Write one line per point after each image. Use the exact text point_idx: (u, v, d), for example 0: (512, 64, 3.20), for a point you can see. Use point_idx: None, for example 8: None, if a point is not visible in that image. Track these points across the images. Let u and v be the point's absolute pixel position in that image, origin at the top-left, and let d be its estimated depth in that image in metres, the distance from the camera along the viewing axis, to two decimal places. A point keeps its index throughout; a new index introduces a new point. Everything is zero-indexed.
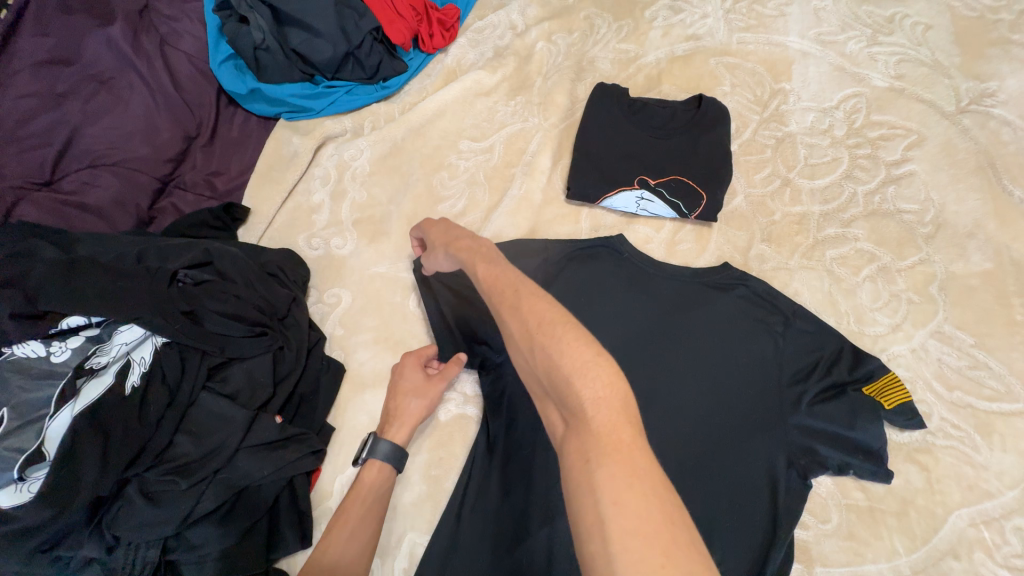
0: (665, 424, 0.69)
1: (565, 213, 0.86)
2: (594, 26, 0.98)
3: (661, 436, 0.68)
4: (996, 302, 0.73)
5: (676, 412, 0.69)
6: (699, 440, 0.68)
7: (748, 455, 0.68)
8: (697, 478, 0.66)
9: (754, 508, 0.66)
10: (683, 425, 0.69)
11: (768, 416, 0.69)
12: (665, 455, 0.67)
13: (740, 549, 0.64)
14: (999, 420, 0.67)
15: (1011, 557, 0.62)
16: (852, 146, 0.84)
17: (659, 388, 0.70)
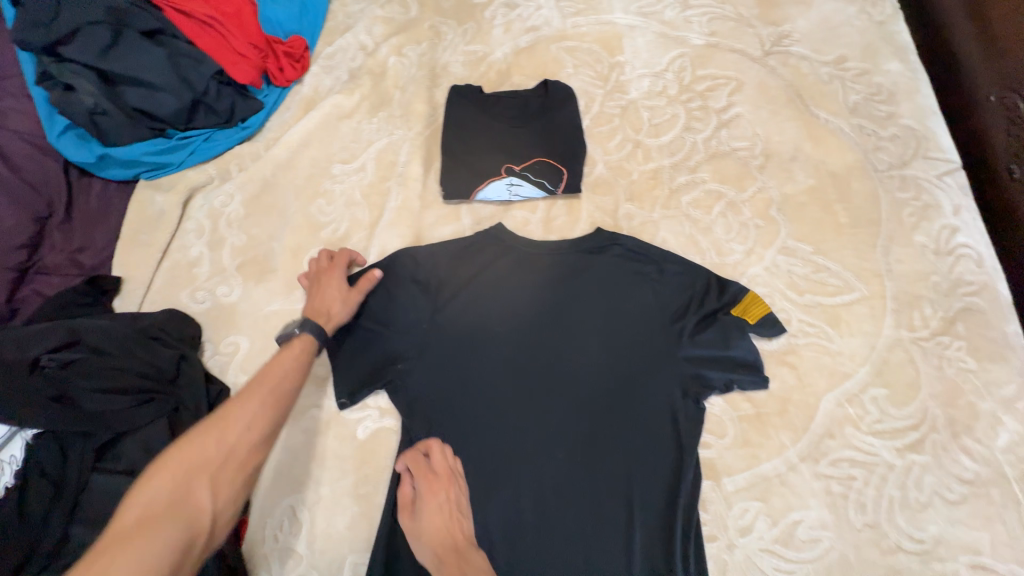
0: (566, 389, 0.74)
1: (446, 214, 0.88)
2: (440, 33, 1.03)
3: (566, 401, 0.73)
4: (823, 210, 0.83)
5: (577, 375, 0.75)
6: (598, 395, 0.74)
7: (648, 396, 0.73)
8: (604, 429, 0.72)
9: (662, 443, 0.71)
10: (583, 385, 0.74)
11: (659, 356, 0.75)
12: (572, 416, 0.73)
13: (655, 482, 0.70)
14: (844, 311, 0.77)
15: (874, 424, 0.71)
16: (685, 101, 0.93)
17: (559, 357, 0.76)
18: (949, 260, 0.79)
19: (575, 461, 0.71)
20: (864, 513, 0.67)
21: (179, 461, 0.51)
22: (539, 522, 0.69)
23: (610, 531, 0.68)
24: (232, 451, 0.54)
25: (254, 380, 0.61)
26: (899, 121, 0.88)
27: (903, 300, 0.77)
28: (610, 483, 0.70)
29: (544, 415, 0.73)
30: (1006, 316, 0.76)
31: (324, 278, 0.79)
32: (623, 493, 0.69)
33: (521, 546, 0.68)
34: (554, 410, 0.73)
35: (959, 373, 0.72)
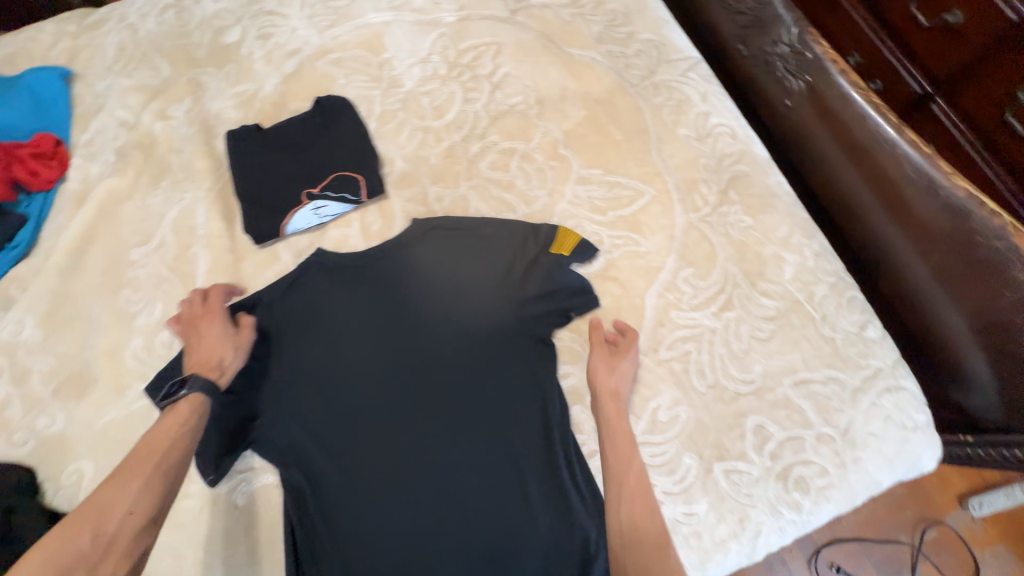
0: (427, 377, 0.76)
1: (264, 258, 0.86)
2: (202, 83, 0.99)
3: (433, 391, 0.76)
4: (600, 134, 0.91)
5: (435, 363, 0.77)
6: (460, 372, 0.76)
7: (502, 353, 0.77)
8: (474, 402, 0.75)
9: (526, 389, 0.76)
10: (444, 369, 0.76)
11: (501, 314, 0.79)
12: (442, 403, 0.75)
13: (530, 426, 0.74)
14: (641, 215, 0.86)
15: (691, 300, 0.80)
16: (457, 77, 0.97)
17: (411, 350, 0.78)
18: (710, 141, 0.91)
19: (457, 442, 0.73)
20: (704, 377, 0.76)
21: (47, 560, 0.50)
22: (441, 513, 0.70)
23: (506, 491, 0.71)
24: (111, 537, 0.53)
25: (133, 453, 0.60)
26: (639, 37, 0.98)
27: (684, 189, 0.87)
28: (493, 448, 0.73)
29: (413, 410, 0.75)
30: (766, 171, 0.89)
31: (202, 328, 0.76)
32: (507, 452, 0.73)
33: (431, 543, 0.69)
34: (424, 404, 0.75)
35: (742, 232, 0.84)
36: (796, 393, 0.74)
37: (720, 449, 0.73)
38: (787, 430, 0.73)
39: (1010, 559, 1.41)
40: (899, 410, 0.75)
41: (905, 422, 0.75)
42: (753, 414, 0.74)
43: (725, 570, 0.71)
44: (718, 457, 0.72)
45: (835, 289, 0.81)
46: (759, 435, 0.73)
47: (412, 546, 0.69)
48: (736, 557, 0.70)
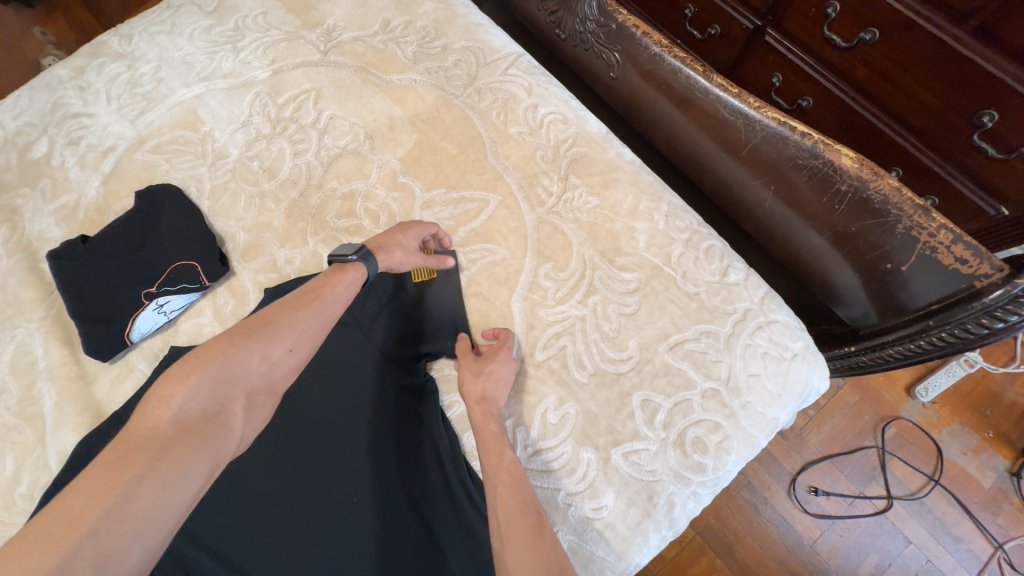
0: (309, 443, 0.73)
1: (117, 374, 0.81)
2: (17, 208, 0.93)
3: (319, 463, 0.72)
4: (436, 153, 0.90)
5: (317, 433, 0.73)
6: (343, 436, 0.73)
7: (380, 397, 0.75)
8: (364, 462, 0.71)
9: (413, 426, 0.74)
10: (327, 436, 0.73)
11: (372, 358, 0.76)
12: (329, 466, 0.72)
13: (424, 461, 0.72)
14: (491, 222, 0.84)
15: (556, 294, 0.79)
16: (282, 132, 0.94)
17: (287, 420, 0.74)
18: (544, 132, 0.90)
19: (354, 510, 0.69)
20: (584, 367, 0.75)
21: (224, 369, 0.52)
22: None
23: (414, 547, 0.67)
24: (272, 371, 0.55)
25: (307, 292, 0.61)
26: (454, 48, 0.98)
27: (526, 185, 0.86)
28: (392, 505, 0.69)
29: (301, 481, 0.71)
30: (604, 146, 0.89)
31: (406, 230, 0.76)
32: (407, 504, 0.69)
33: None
34: (310, 471, 0.72)
35: (590, 213, 0.83)
36: (673, 357, 0.75)
37: (614, 434, 0.72)
38: (673, 396, 0.73)
39: (965, 432, 1.46)
40: (775, 343, 0.76)
41: (783, 353, 0.76)
42: (637, 390, 0.74)
43: (650, 551, 0.70)
44: (613, 443, 0.72)
45: (690, 244, 0.81)
46: (647, 409, 0.73)
47: None
48: (657, 535, 0.70)
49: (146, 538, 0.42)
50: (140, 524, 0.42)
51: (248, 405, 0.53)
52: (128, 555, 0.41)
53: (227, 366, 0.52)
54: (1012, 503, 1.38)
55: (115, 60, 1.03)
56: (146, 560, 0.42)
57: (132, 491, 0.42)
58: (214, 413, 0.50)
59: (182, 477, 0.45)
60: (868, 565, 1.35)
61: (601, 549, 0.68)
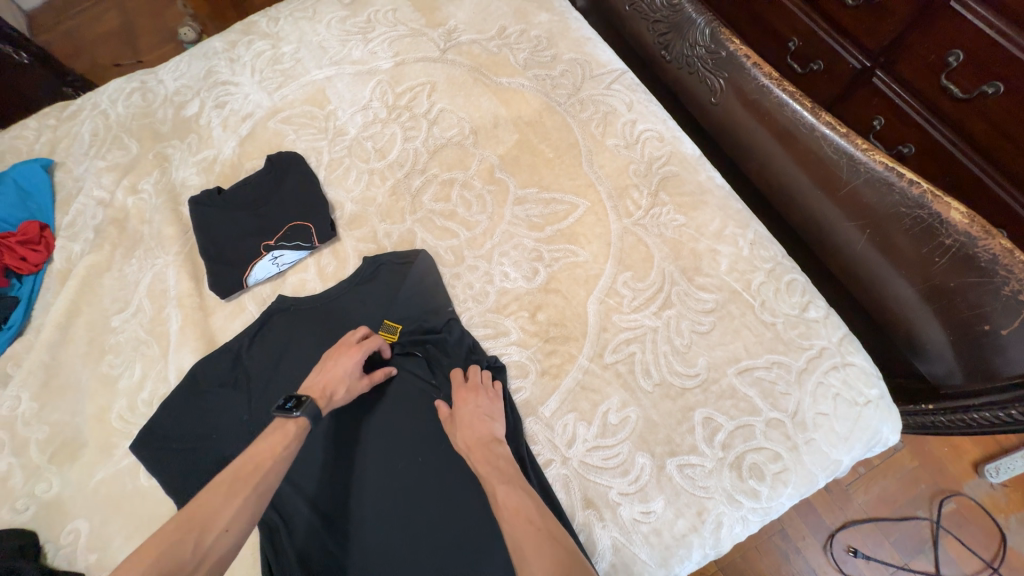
0: (389, 401, 0.82)
1: (231, 311, 0.92)
2: (167, 156, 1.07)
3: (395, 418, 0.81)
4: (533, 154, 0.96)
5: (396, 395, 0.83)
6: (420, 401, 0.82)
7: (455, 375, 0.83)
8: (432, 428, 0.80)
9: None
10: (405, 398, 0.82)
11: (454, 340, 0.84)
12: (404, 423, 0.81)
13: None
14: (578, 226, 0.89)
15: (631, 302, 0.82)
16: (396, 118, 1.03)
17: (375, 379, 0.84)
18: (639, 147, 0.93)
19: (420, 469, 0.77)
20: (650, 377, 0.78)
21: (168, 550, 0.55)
22: (408, 546, 0.73)
23: (468, 514, 0.74)
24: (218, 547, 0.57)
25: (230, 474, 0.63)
26: (563, 58, 1.03)
27: (615, 196, 0.90)
28: (453, 471, 0.77)
29: (377, 432, 0.81)
30: (696, 168, 0.91)
31: (350, 361, 0.78)
32: (466, 473, 0.76)
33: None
34: (386, 425, 0.81)
35: (675, 231, 0.86)
36: (741, 381, 0.76)
37: (672, 445, 0.74)
38: (736, 418, 0.74)
39: None
40: (849, 386, 0.76)
41: (856, 398, 0.76)
42: (700, 407, 0.75)
43: (690, 565, 0.72)
44: (669, 453, 0.74)
45: (772, 275, 0.82)
46: (708, 427, 0.74)
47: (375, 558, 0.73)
48: (700, 550, 0.71)
49: None
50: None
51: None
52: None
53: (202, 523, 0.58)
54: None
55: (262, 38, 1.16)
56: None
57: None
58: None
59: None
60: None
61: (644, 551, 0.71)
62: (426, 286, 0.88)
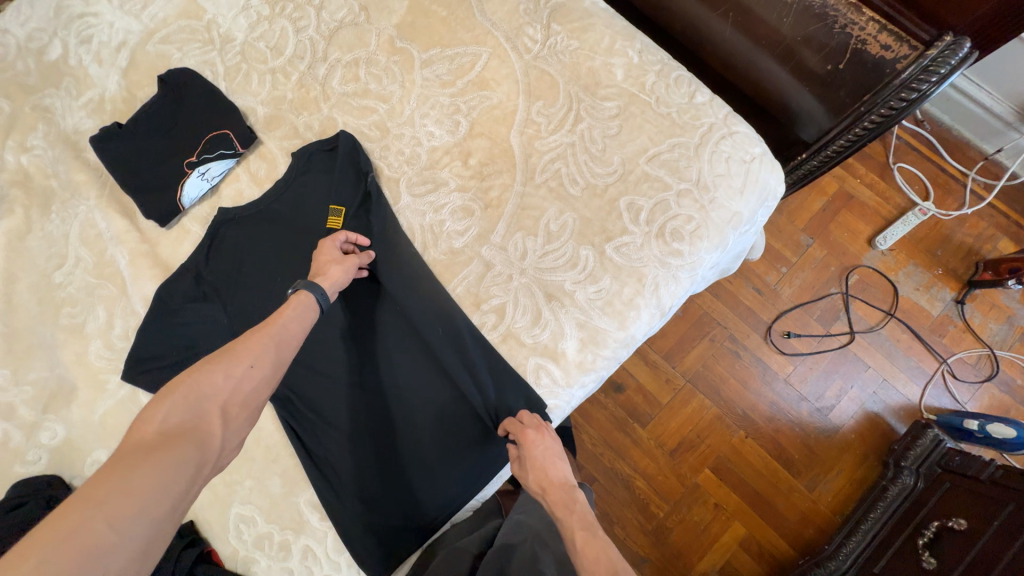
0: (343, 312, 0.90)
1: (177, 236, 0.94)
2: (47, 106, 1.00)
3: (350, 325, 0.89)
4: (428, 16, 0.98)
5: (348, 304, 0.90)
6: (368, 304, 0.89)
7: (396, 274, 0.88)
8: (384, 325, 0.88)
9: (422, 299, 0.87)
10: (355, 308, 0.90)
11: (390, 241, 0.89)
12: (359, 329, 0.89)
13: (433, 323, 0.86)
14: (487, 73, 0.94)
15: (548, 127, 0.91)
16: (281, 10, 1.00)
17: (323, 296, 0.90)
18: None
19: (383, 361, 0.88)
20: (577, 184, 0.89)
21: (202, 377, 0.56)
22: (385, 429, 0.86)
23: (429, 387, 0.85)
24: (239, 387, 0.58)
25: (251, 330, 0.65)
26: None
27: (513, 37, 0.95)
28: (412, 356, 0.87)
29: (338, 341, 0.89)
30: None
31: (330, 249, 0.82)
32: (422, 352, 0.87)
33: (384, 455, 0.85)
34: (345, 335, 0.89)
35: (572, 54, 0.93)
36: (652, 167, 0.88)
37: (607, 232, 0.87)
38: (653, 198, 0.87)
39: (919, 272, 1.66)
40: (737, 149, 0.90)
41: (743, 158, 0.90)
42: (622, 196, 0.88)
43: (643, 325, 0.87)
44: (606, 240, 0.87)
45: (662, 74, 0.92)
46: (632, 210, 0.87)
47: (358, 438, 0.86)
48: (646, 310, 0.87)
49: (153, 504, 0.46)
50: (139, 511, 0.45)
51: (223, 416, 0.56)
52: (119, 546, 0.44)
53: (230, 353, 0.60)
54: (956, 326, 1.62)
55: None
56: (167, 515, 0.47)
57: (131, 476, 0.46)
58: (192, 422, 0.53)
59: (174, 469, 0.49)
60: (834, 389, 1.59)
61: (603, 320, 0.85)
62: (358, 161, 0.92)
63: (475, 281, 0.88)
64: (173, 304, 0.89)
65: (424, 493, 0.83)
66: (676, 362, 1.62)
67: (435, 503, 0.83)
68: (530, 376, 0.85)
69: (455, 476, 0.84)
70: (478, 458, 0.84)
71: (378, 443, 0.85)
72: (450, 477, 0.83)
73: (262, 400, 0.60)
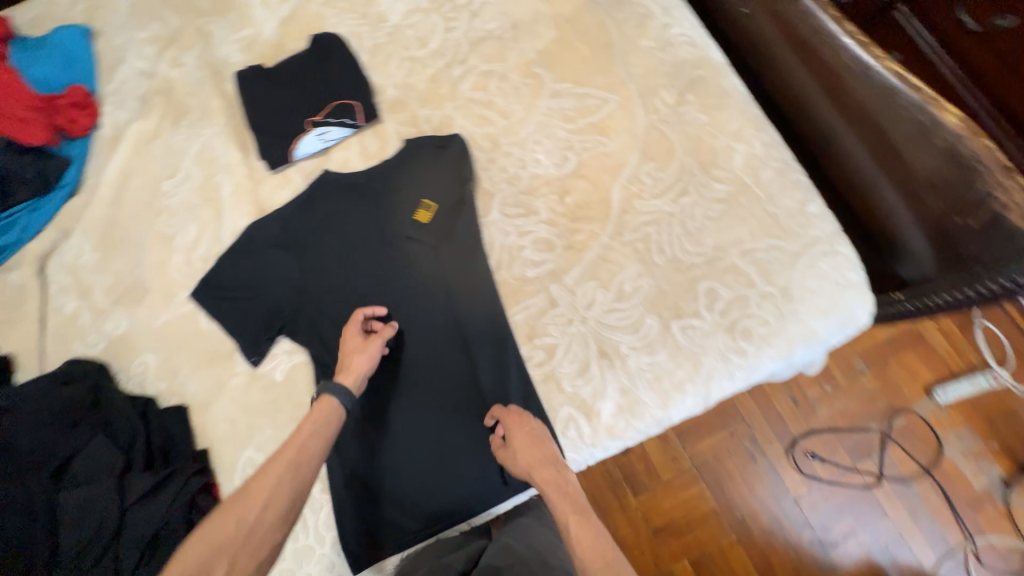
0: (400, 300, 0.91)
1: (277, 181, 0.99)
2: (207, 32, 1.09)
3: (404, 315, 0.90)
4: (570, 51, 1.00)
5: (408, 295, 0.91)
6: (427, 301, 0.90)
7: (463, 282, 0.90)
8: (436, 327, 0.89)
9: (480, 315, 0.89)
10: (414, 300, 0.90)
11: (467, 250, 0.92)
12: (409, 322, 0.90)
13: (482, 340, 0.88)
14: (608, 120, 0.96)
15: (652, 190, 0.92)
16: (438, 8, 1.06)
17: (388, 279, 0.92)
18: (670, 50, 0.99)
19: (422, 361, 0.88)
20: (663, 253, 0.89)
21: (213, 528, 0.60)
22: (402, 427, 0.86)
23: (457, 401, 0.86)
24: (250, 529, 0.60)
25: (274, 454, 0.67)
26: None
27: (645, 94, 0.96)
28: (450, 365, 0.88)
29: (386, 327, 0.90)
30: (722, 74, 0.97)
31: (350, 339, 0.83)
32: (461, 366, 0.87)
33: (393, 451, 0.85)
34: (394, 323, 0.90)
35: (697, 128, 0.94)
36: (742, 261, 0.87)
37: (678, 309, 0.86)
38: (734, 291, 0.86)
39: (972, 437, 1.55)
40: (833, 270, 0.87)
41: (837, 280, 0.87)
42: (704, 280, 0.87)
43: (684, 410, 0.86)
44: (675, 316, 0.86)
45: (779, 173, 0.91)
46: (710, 296, 0.86)
47: (376, 427, 0.86)
48: (692, 398, 0.85)
49: None
50: None
51: (231, 561, 0.58)
52: None
53: (236, 499, 0.62)
54: (997, 508, 1.49)
55: None
56: None
57: None
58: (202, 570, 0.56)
59: None
60: (842, 525, 1.51)
61: (646, 394, 0.84)
62: (461, 165, 0.95)
63: (535, 314, 0.88)
64: (256, 245, 0.94)
65: (420, 500, 0.84)
66: (688, 443, 1.57)
67: (426, 513, 0.84)
68: (559, 424, 0.84)
69: (452, 494, 0.84)
70: (481, 483, 0.84)
71: (391, 438, 0.86)
72: (449, 493, 0.84)
73: (277, 539, 0.61)
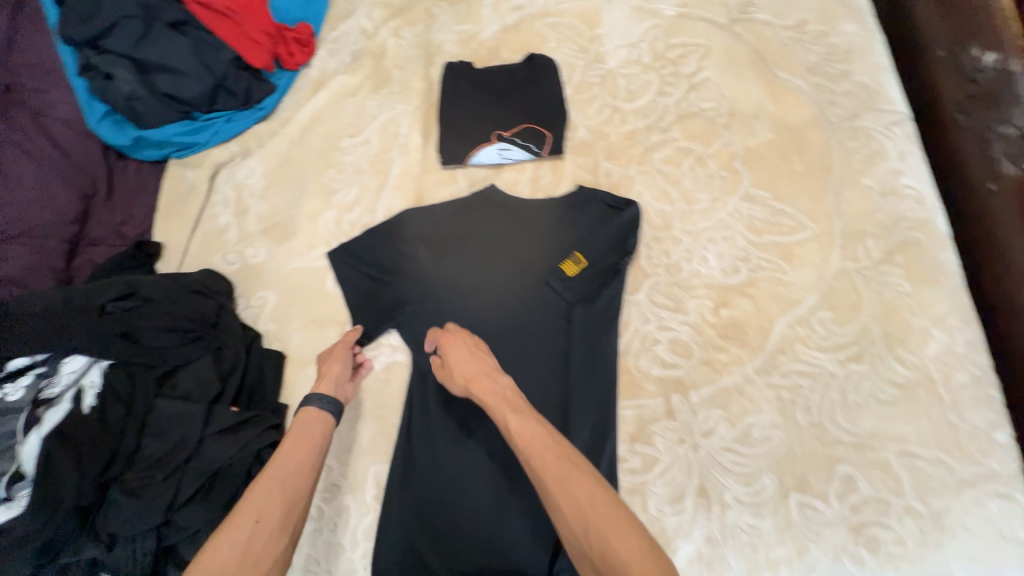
0: (517, 341, 0.84)
1: (444, 178, 0.99)
2: (434, 15, 1.12)
3: (514, 357, 0.84)
4: (781, 161, 0.94)
5: (526, 338, 0.84)
6: (543, 354, 0.83)
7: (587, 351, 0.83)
8: (541, 384, 0.82)
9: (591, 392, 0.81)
10: (530, 347, 0.84)
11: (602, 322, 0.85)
12: (517, 367, 0.83)
13: (584, 419, 0.80)
14: (797, 247, 0.88)
15: (820, 340, 0.83)
16: (658, 69, 1.03)
17: (514, 315, 0.85)
18: (893, 199, 0.89)
19: None
20: (809, 414, 0.79)
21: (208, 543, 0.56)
22: (469, 470, 0.80)
23: None
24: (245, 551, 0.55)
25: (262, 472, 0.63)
26: (852, 78, 0.98)
27: (849, 236, 0.88)
28: None
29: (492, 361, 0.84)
30: (942, 247, 0.85)
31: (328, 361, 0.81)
32: None
33: (450, 492, 0.79)
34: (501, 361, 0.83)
35: (895, 294, 0.83)
36: (898, 462, 0.76)
37: (804, 482, 0.76)
38: (876, 490, 0.75)
39: None
40: (1005, 518, 0.72)
41: (1006, 531, 0.72)
42: (845, 463, 0.76)
43: None
44: (798, 488, 0.76)
45: (977, 382, 0.78)
46: (846, 484, 0.75)
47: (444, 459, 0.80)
48: None
49: None
50: None
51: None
52: None
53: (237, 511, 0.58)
54: None
55: None
56: None
57: None
58: None
59: None
60: None
61: (733, 557, 0.73)
62: (625, 232, 0.90)
63: (646, 417, 0.81)
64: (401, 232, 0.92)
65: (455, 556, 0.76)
66: None
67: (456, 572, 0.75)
68: None
69: (491, 560, 0.75)
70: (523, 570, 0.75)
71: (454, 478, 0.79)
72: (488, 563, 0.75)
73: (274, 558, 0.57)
